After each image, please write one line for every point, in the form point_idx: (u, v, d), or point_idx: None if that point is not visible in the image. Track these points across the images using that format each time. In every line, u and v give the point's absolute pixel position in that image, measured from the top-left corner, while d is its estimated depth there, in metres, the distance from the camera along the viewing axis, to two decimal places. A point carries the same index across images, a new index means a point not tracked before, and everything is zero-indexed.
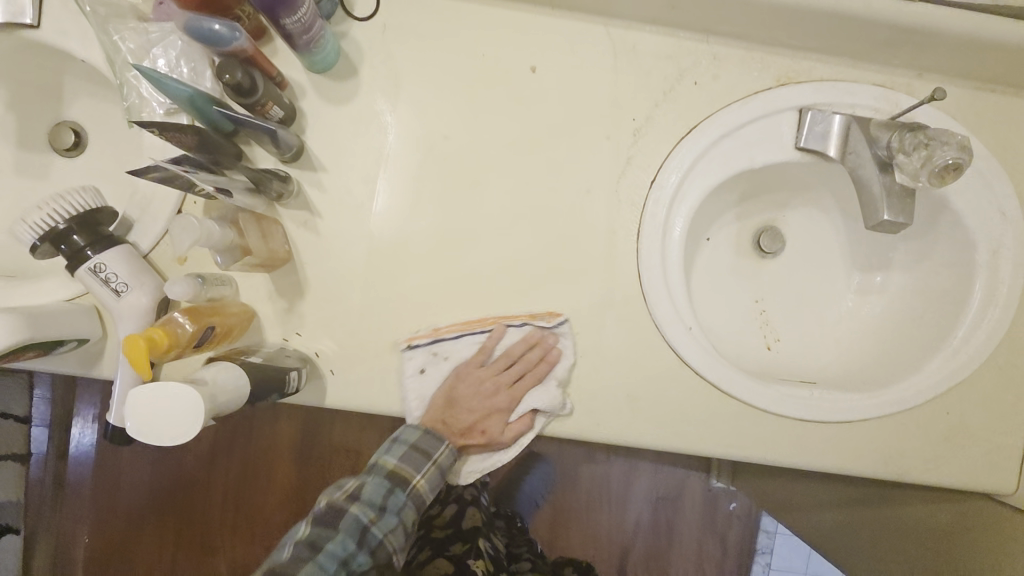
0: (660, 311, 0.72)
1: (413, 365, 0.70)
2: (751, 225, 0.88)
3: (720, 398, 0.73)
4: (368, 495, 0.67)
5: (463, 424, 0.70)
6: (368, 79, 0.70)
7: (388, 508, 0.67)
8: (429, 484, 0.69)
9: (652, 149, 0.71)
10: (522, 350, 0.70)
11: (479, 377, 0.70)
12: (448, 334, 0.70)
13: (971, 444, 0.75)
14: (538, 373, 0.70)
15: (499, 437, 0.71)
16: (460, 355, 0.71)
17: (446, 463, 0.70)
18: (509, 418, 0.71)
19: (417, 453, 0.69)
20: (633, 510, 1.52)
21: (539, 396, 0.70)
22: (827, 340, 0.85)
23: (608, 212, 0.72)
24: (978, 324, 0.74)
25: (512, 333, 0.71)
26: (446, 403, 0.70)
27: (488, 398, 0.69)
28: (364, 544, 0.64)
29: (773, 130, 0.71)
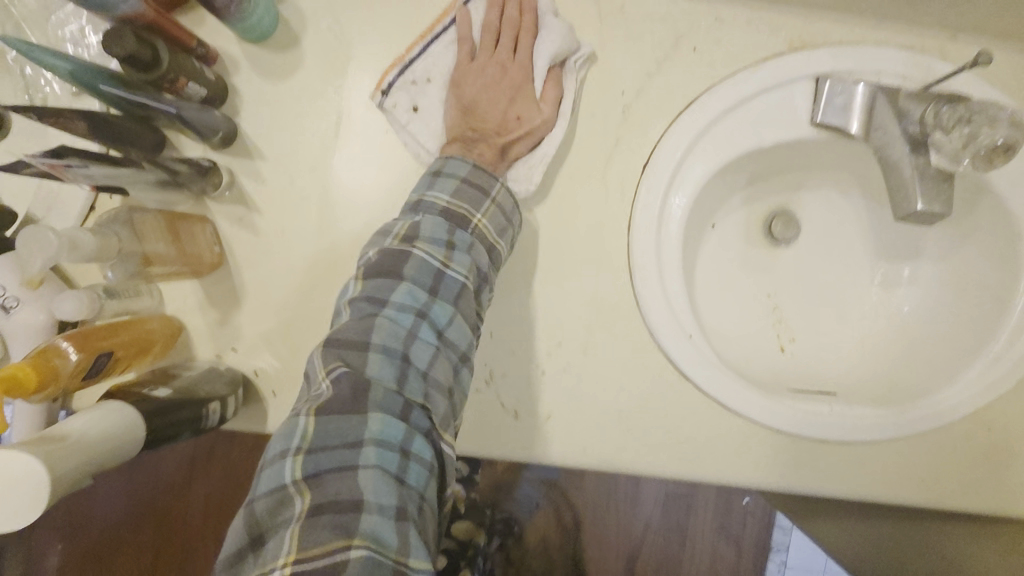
0: (655, 317, 0.62)
1: (403, 110, 0.59)
2: (762, 212, 0.78)
3: (725, 415, 0.64)
4: (427, 235, 0.48)
5: (495, 114, 0.56)
6: (308, 48, 0.59)
7: (456, 260, 0.48)
8: (493, 226, 0.52)
9: (645, 128, 0.61)
10: (499, 13, 0.57)
11: (483, 58, 0.57)
12: (410, 61, 0.58)
13: (1013, 463, 0.65)
14: (527, 28, 0.57)
15: (536, 120, 0.57)
16: (445, 68, 0.59)
17: (507, 205, 0.54)
18: (541, 90, 0.58)
19: (472, 189, 0.52)
20: (638, 518, 1.42)
21: (549, 39, 0.57)
22: (848, 342, 0.75)
23: (594, 202, 0.62)
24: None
25: (475, 12, 0.58)
26: (462, 107, 0.57)
27: (496, 62, 0.57)
28: (433, 394, 0.45)
29: (786, 103, 0.61)
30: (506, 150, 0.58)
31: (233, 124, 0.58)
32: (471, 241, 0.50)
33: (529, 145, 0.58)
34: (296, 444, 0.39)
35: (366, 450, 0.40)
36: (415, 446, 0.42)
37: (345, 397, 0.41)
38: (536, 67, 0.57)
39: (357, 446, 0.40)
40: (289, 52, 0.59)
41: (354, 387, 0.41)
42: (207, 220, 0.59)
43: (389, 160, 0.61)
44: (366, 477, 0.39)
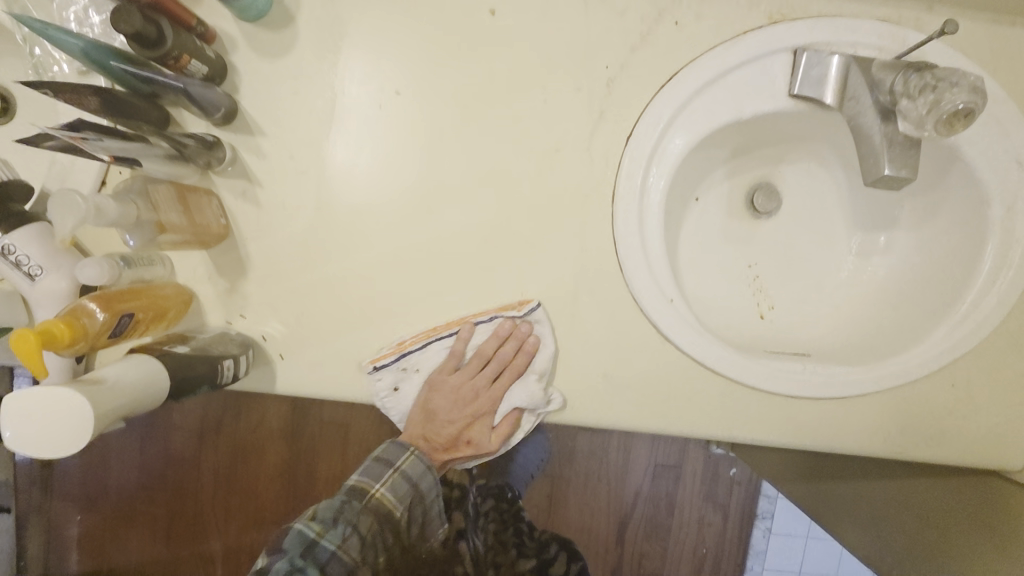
0: (638, 283, 0.65)
1: (382, 386, 0.65)
2: (743, 184, 0.81)
3: (703, 374, 0.68)
4: (318, 515, 0.65)
5: (449, 438, 0.70)
6: (305, 30, 0.62)
7: (333, 529, 0.64)
8: (393, 491, 0.68)
9: (629, 102, 0.64)
10: (494, 347, 0.66)
11: (456, 385, 0.66)
12: (410, 348, 0.65)
13: (976, 418, 0.70)
14: (518, 365, 0.66)
15: (484, 447, 0.69)
16: (433, 362, 0.66)
17: (412, 471, 0.69)
18: (495, 422, 0.69)
19: (379, 464, 0.69)
20: (629, 481, 1.49)
21: (520, 394, 0.66)
22: (825, 307, 0.79)
23: (580, 173, 0.65)
24: (989, 289, 0.67)
25: (478, 331, 0.66)
26: (425, 415, 0.68)
27: (466, 405, 0.67)
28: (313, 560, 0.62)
29: (764, 76, 0.64)
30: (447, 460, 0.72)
31: (234, 101, 0.61)
32: (363, 510, 0.67)
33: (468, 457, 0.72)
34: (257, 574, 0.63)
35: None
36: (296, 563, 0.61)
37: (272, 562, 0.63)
38: (501, 406, 0.68)
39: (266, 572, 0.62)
40: (286, 30, 0.61)
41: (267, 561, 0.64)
42: (212, 193, 0.62)
43: (383, 136, 0.63)
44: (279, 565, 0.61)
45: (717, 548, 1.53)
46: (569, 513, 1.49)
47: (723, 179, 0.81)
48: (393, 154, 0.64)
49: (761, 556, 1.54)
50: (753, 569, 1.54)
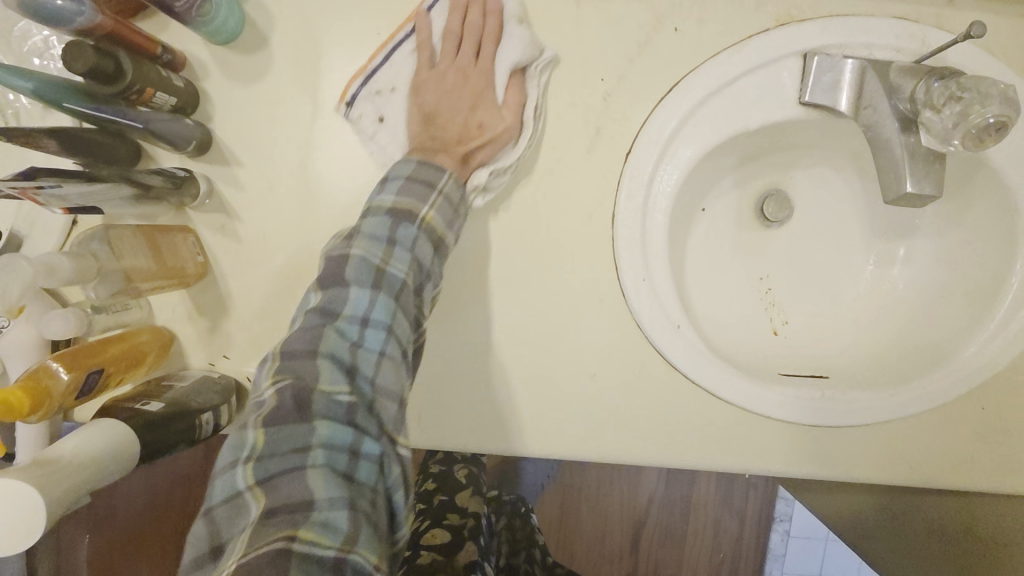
0: (643, 310, 0.61)
1: (367, 120, 0.57)
2: (753, 193, 0.77)
3: (714, 402, 0.64)
4: (369, 233, 0.50)
5: (456, 130, 0.55)
6: (280, 53, 0.58)
7: (397, 253, 0.49)
8: (441, 216, 0.52)
9: (628, 116, 0.59)
10: (460, 19, 0.56)
11: (445, 73, 0.56)
12: (374, 64, 0.57)
13: (1006, 440, 0.66)
14: (490, 29, 0.56)
15: (503, 128, 0.56)
16: (406, 70, 0.57)
17: (454, 192, 0.53)
18: (501, 100, 0.57)
19: (416, 183, 0.52)
20: (642, 489, 1.45)
21: (512, 48, 0.56)
22: (843, 321, 0.74)
23: (578, 195, 0.61)
24: (1018, 305, 0.63)
25: (433, 18, 0.57)
26: (423, 118, 0.55)
27: (457, 92, 0.55)
28: (388, 357, 0.47)
29: (773, 84, 0.59)
30: (467, 160, 0.56)
31: (206, 132, 0.57)
32: (416, 235, 0.50)
33: (492, 154, 0.57)
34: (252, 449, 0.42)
35: (318, 429, 0.44)
36: (365, 440, 0.45)
37: (298, 393, 0.44)
38: (496, 77, 0.57)
39: (310, 431, 0.43)
40: (259, 53, 0.58)
41: (298, 391, 0.44)
42: (188, 231, 0.58)
43: (368, 160, 0.60)
44: (324, 366, 0.45)
45: (733, 555, 1.50)
46: (581, 521, 1.46)
47: (730, 188, 0.76)
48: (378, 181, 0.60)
49: (780, 560, 1.51)
50: (772, 572, 1.51)
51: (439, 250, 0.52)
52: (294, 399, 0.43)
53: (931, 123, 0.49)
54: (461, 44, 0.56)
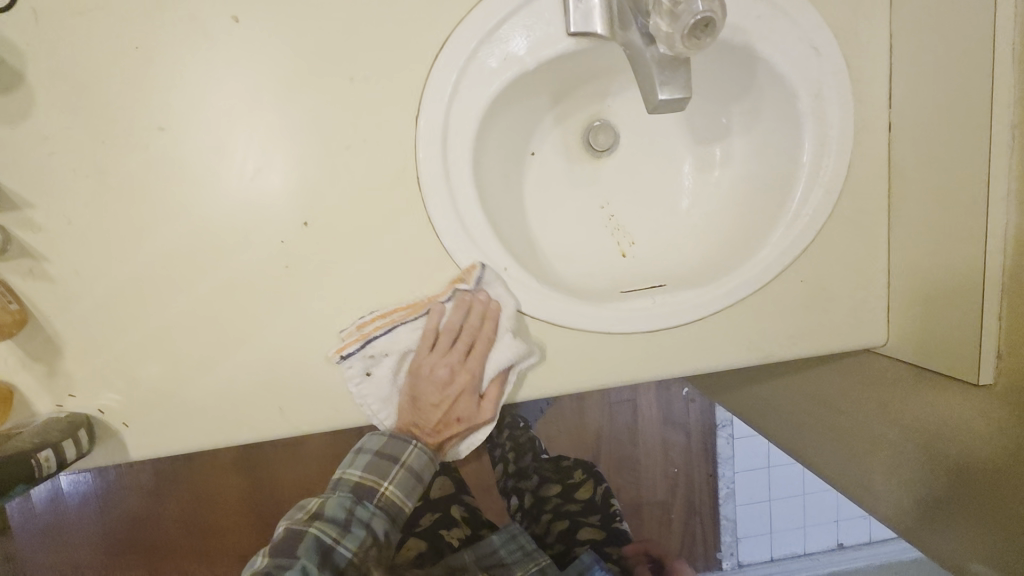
0: (470, 260, 0.64)
1: (355, 373, 0.63)
2: (577, 125, 0.80)
3: (560, 332, 0.68)
4: (328, 515, 0.67)
5: (435, 421, 0.68)
6: (41, 86, 0.57)
7: (350, 531, 0.67)
8: (398, 490, 0.70)
9: (407, 80, 0.60)
10: (462, 318, 0.63)
11: (432, 366, 0.64)
12: (374, 334, 0.62)
13: (835, 307, 0.71)
14: (486, 335, 0.64)
15: (478, 419, 0.67)
16: (404, 346, 0.63)
17: (416, 463, 0.70)
18: (481, 390, 0.66)
19: (384, 461, 0.69)
20: (590, 419, 1.70)
21: (501, 355, 0.64)
22: (683, 229, 0.79)
23: (376, 164, 0.62)
24: (815, 180, 0.68)
25: (446, 309, 0.63)
26: (410, 401, 0.66)
27: (447, 386, 0.65)
28: (329, 564, 0.64)
29: (537, 22, 0.61)
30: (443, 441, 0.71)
31: None
32: (374, 510, 0.69)
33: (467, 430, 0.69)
34: None
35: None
36: None
37: None
38: (484, 372, 0.65)
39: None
40: (19, 91, 0.57)
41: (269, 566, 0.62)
42: None
43: (163, 173, 0.60)
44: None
45: (686, 465, 1.74)
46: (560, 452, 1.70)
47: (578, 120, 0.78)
48: (176, 192, 0.60)
49: (730, 461, 1.75)
50: (726, 474, 1.75)
51: (391, 517, 0.71)
52: None
53: (658, 20, 0.52)
54: (456, 342, 0.64)
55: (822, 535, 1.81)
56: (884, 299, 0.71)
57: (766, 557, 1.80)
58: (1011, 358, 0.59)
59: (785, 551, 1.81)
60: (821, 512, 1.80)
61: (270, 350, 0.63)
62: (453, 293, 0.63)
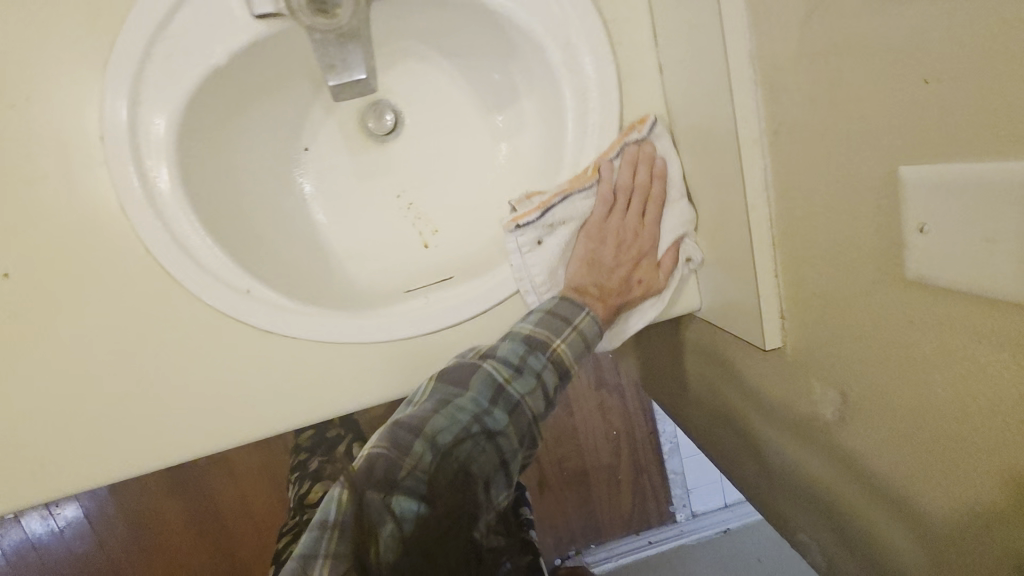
0: (195, 285, 0.57)
1: (524, 245, 0.60)
2: (352, 110, 0.71)
3: (332, 348, 0.62)
4: (501, 356, 0.58)
5: (617, 280, 0.62)
6: None
7: (521, 376, 0.58)
8: (571, 351, 0.60)
9: (78, 97, 0.53)
10: (631, 176, 0.60)
11: (614, 222, 0.62)
12: (556, 201, 0.59)
13: None
14: (659, 193, 0.62)
15: (655, 287, 0.63)
16: (580, 214, 0.61)
17: (587, 330, 0.61)
18: (657, 260, 0.63)
19: (554, 317, 0.60)
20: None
21: (673, 215, 0.62)
22: (485, 209, 0.72)
23: (72, 197, 0.55)
24: (584, 144, 0.61)
25: (613, 168, 0.60)
26: (589, 261, 0.62)
27: (634, 238, 0.62)
28: (497, 406, 0.56)
29: (214, 6, 0.52)
30: (618, 310, 0.63)
31: None
32: (546, 363, 0.59)
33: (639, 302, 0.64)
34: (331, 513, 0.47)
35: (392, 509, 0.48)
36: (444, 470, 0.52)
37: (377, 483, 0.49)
38: (660, 239, 0.63)
39: (386, 506, 0.48)
40: None
41: (389, 464, 0.50)
42: None
43: None
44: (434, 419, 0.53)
45: (626, 425, 1.70)
46: None
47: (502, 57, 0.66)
48: None
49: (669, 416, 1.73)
50: (666, 429, 1.73)
51: (559, 376, 0.60)
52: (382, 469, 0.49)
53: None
54: (631, 196, 0.61)
55: None
56: (687, 261, 0.65)
57: (720, 504, 1.79)
58: (792, 317, 0.53)
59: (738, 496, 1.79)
60: None
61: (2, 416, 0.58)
62: (621, 149, 0.60)
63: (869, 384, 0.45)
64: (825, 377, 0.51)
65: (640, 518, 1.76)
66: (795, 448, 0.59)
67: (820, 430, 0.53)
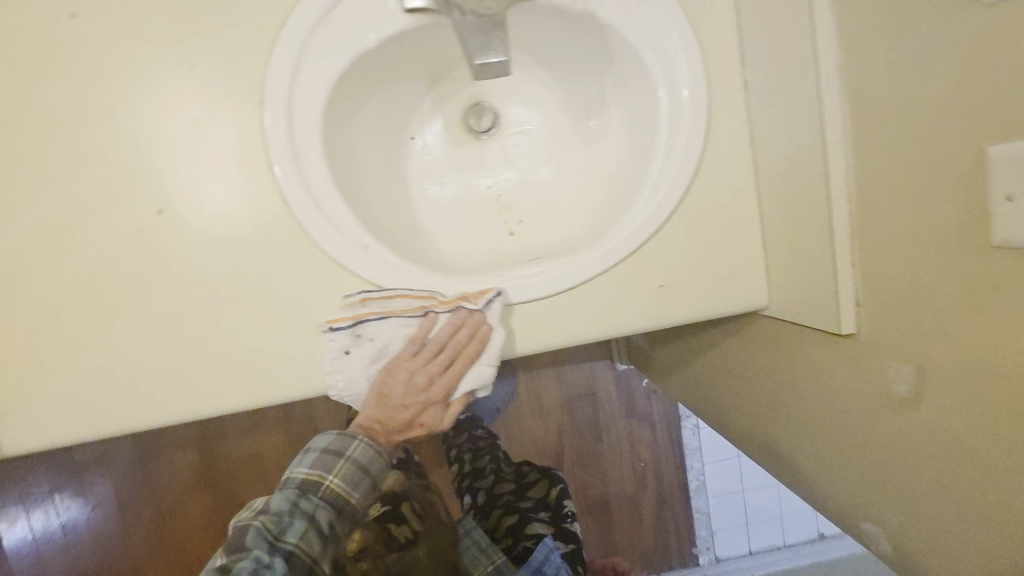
0: (320, 236, 0.64)
1: (334, 348, 0.65)
2: (457, 109, 0.81)
3: (429, 309, 0.68)
4: (274, 509, 0.67)
5: (404, 418, 0.69)
6: None
7: (291, 527, 0.66)
8: (345, 481, 0.71)
9: (248, 64, 0.62)
10: (449, 334, 0.66)
11: (411, 373, 0.66)
12: (370, 317, 0.64)
13: (709, 268, 0.70)
14: (469, 353, 0.67)
15: (437, 426, 0.70)
16: (394, 336, 0.66)
17: (360, 458, 0.71)
18: (449, 401, 0.70)
19: (329, 456, 0.71)
20: (551, 419, 1.65)
21: (470, 379, 0.68)
22: (569, 204, 0.79)
23: (228, 149, 0.63)
24: (674, 144, 0.68)
25: (438, 321, 0.66)
26: (377, 397, 0.67)
27: (421, 391, 0.67)
28: (277, 552, 0.64)
29: (373, 1, 0.62)
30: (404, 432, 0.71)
31: None
32: (319, 504, 0.69)
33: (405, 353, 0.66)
34: None
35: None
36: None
37: None
38: (456, 390, 0.69)
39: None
40: None
41: None
42: None
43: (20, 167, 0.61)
44: None
45: (653, 457, 1.70)
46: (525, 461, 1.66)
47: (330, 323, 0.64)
48: (34, 187, 0.61)
49: (697, 451, 1.72)
50: (694, 466, 1.71)
51: (335, 509, 0.71)
52: None
53: None
54: (439, 353, 0.67)
55: (799, 526, 1.76)
56: (759, 259, 0.71)
57: (745, 551, 1.74)
58: (868, 303, 0.58)
59: (762, 543, 1.76)
60: (795, 501, 1.75)
61: (137, 337, 0.64)
62: (454, 308, 0.66)
63: (940, 354, 0.50)
64: (900, 357, 0.55)
65: (662, 557, 1.72)
66: (853, 433, 0.63)
67: (888, 406, 0.57)
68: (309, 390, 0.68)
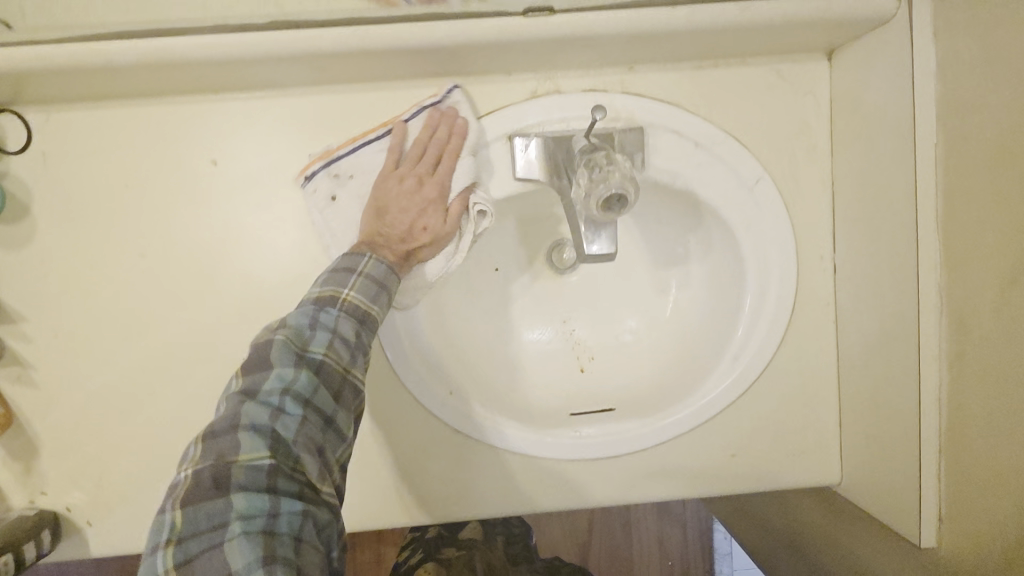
0: (412, 384, 0.68)
1: (320, 195, 0.63)
2: (539, 242, 0.80)
3: (503, 455, 0.70)
4: (294, 324, 0.51)
5: (401, 229, 0.61)
6: (42, 216, 0.64)
7: (315, 337, 0.51)
8: (358, 309, 0.54)
9: None
10: (427, 137, 0.62)
11: (398, 177, 0.61)
12: (340, 152, 0.63)
13: (784, 443, 0.70)
14: (455, 146, 0.62)
15: (442, 232, 0.62)
16: (370, 163, 0.63)
17: (375, 273, 0.57)
18: (449, 204, 0.63)
19: (336, 273, 0.56)
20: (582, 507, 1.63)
21: (467, 167, 0.62)
22: (643, 349, 0.76)
23: None
24: (757, 320, 0.69)
25: (411, 127, 0.63)
26: (375, 212, 0.61)
27: (413, 195, 0.61)
28: (305, 373, 0.49)
29: (485, 167, 0.65)
30: (412, 255, 0.62)
31: None
32: (341, 317, 0.53)
33: (387, 184, 0.61)
34: (172, 531, 0.42)
35: (234, 504, 0.43)
36: (285, 505, 0.45)
37: (212, 483, 0.43)
38: (450, 188, 0.63)
39: (226, 507, 0.43)
40: (24, 221, 0.64)
41: (214, 470, 0.44)
42: None
43: (144, 290, 0.66)
44: (245, 437, 0.45)
45: (682, 559, 1.65)
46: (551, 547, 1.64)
47: (306, 172, 0.63)
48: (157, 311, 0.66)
49: (728, 557, 1.66)
50: (722, 571, 1.66)
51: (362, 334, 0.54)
52: (212, 478, 0.43)
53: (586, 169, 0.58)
54: (422, 157, 0.62)
55: None
56: (833, 439, 0.71)
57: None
58: (952, 522, 0.57)
59: None
60: None
61: None
62: (423, 110, 0.63)
63: None
64: None
65: None
66: None
67: None
68: (378, 521, 0.70)
